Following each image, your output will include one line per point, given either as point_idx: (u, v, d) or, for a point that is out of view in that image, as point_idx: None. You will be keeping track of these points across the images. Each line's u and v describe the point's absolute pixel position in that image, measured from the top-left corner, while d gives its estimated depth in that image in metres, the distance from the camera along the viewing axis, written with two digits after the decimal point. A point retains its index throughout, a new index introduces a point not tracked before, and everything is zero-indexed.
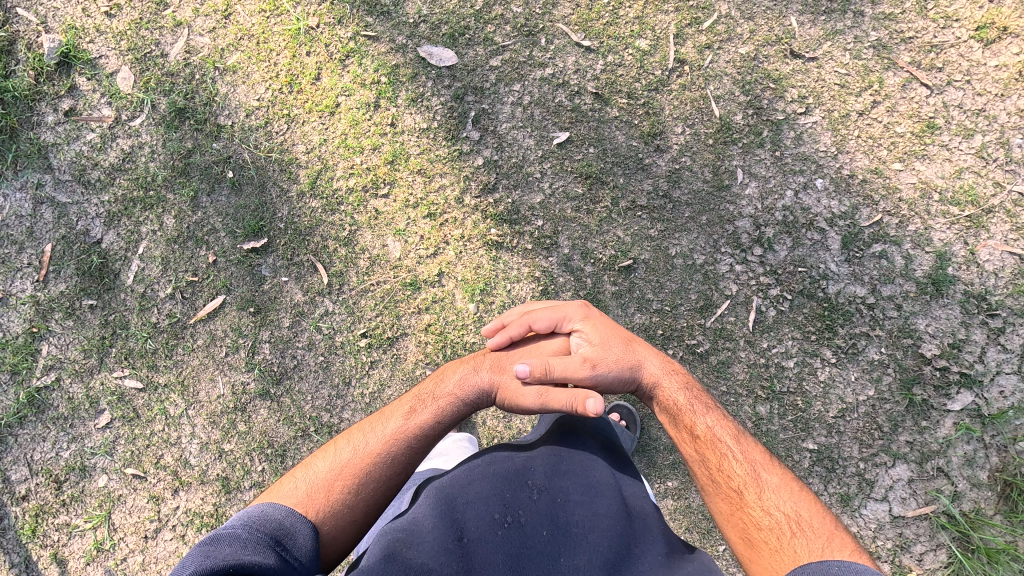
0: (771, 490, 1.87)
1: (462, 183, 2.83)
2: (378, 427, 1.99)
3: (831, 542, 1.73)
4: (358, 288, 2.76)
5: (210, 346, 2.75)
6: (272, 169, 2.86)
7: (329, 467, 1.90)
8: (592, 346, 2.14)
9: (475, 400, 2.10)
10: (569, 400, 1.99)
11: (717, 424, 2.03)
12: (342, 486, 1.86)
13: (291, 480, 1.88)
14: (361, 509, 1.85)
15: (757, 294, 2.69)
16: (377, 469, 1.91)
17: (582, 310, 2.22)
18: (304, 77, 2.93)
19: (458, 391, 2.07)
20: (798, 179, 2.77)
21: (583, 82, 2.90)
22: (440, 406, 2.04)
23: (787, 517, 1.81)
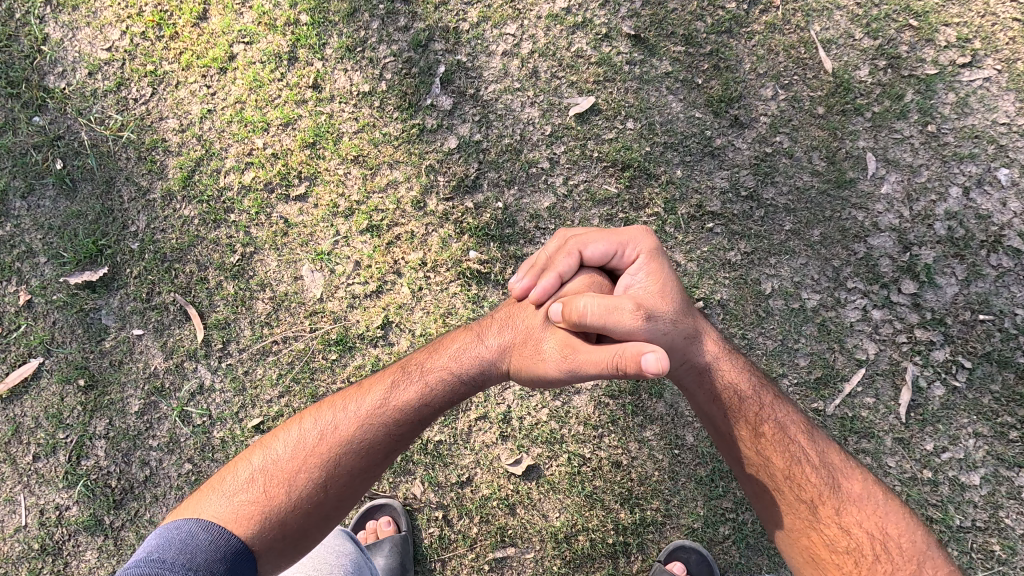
0: (850, 502, 1.16)
1: (424, 178, 1.77)
2: (349, 401, 1.21)
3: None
4: (253, 350, 1.70)
5: (11, 444, 1.68)
6: (124, 156, 1.81)
7: (288, 452, 1.15)
8: (656, 291, 1.19)
9: (481, 370, 1.26)
10: (607, 360, 1.07)
11: (784, 412, 1.25)
12: (305, 475, 1.12)
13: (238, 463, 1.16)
14: (333, 508, 1.14)
15: (912, 358, 1.61)
16: (347, 460, 1.14)
17: (648, 236, 1.22)
18: (180, 15, 1.88)
19: (458, 355, 1.27)
20: (969, 170, 1.71)
21: (616, 19, 1.84)
22: (430, 378, 1.24)
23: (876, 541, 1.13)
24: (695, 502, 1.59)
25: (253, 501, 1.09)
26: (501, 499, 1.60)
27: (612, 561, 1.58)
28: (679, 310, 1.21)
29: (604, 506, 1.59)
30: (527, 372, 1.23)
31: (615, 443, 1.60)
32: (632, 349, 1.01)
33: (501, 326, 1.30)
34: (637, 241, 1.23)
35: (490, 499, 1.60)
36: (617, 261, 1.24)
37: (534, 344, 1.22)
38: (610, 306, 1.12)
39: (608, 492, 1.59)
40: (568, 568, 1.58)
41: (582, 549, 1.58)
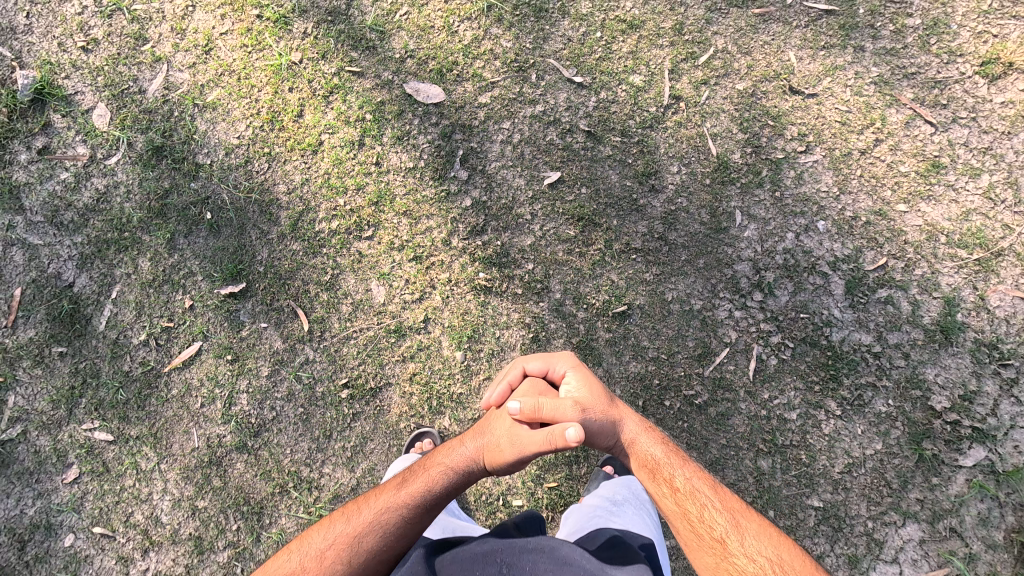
0: (752, 535, 1.68)
1: (450, 225, 2.72)
2: (369, 499, 1.81)
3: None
4: (340, 336, 2.64)
5: (185, 396, 2.62)
6: (252, 210, 2.75)
7: (323, 538, 1.72)
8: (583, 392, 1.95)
9: (466, 467, 1.84)
10: (544, 439, 1.73)
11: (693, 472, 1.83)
12: (338, 553, 1.68)
13: (285, 556, 1.72)
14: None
15: (758, 341, 2.57)
16: (368, 540, 1.69)
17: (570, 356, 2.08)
18: (286, 114, 2.83)
19: (446, 461, 1.85)
20: (800, 221, 2.66)
21: (575, 119, 2.80)
22: (429, 476, 1.81)
23: (772, 562, 1.63)
24: None
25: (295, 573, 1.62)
26: None
27: (569, 467, 2.53)
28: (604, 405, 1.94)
29: None
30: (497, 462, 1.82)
31: None
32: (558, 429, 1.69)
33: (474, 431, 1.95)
34: (562, 362, 2.07)
35: None
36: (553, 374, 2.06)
37: (495, 441, 1.83)
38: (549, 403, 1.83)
39: None
40: (541, 471, 2.52)
41: (550, 459, 2.53)
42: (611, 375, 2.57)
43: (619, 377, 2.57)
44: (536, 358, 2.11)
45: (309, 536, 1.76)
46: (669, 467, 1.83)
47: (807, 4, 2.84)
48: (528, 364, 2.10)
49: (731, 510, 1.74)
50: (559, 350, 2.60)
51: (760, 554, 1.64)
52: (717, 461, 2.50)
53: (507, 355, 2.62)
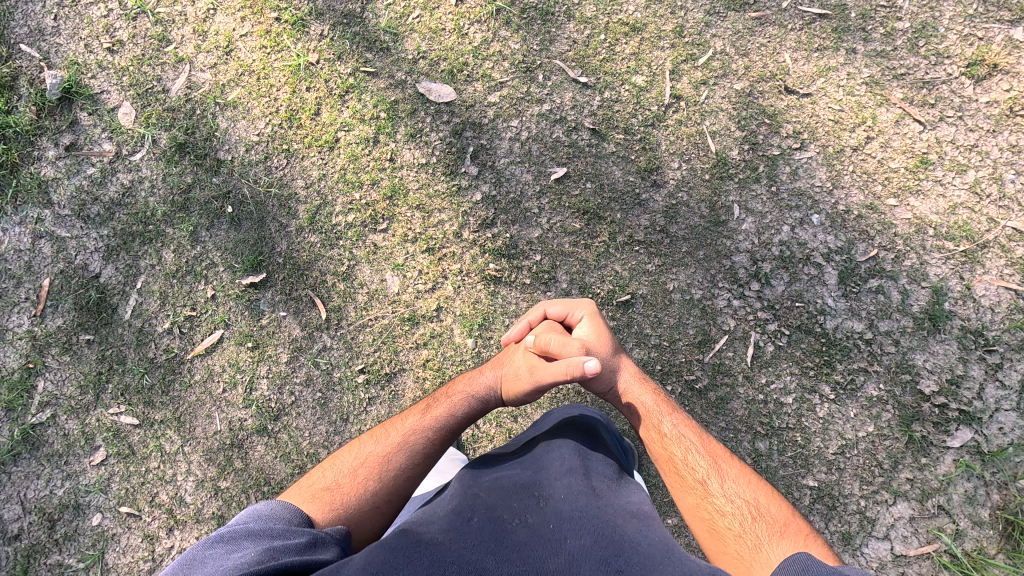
0: (731, 479, 1.88)
1: (461, 218, 2.84)
2: (395, 423, 1.96)
3: (791, 531, 1.73)
4: (356, 324, 2.76)
5: (207, 381, 2.74)
6: (271, 204, 2.87)
7: (354, 458, 1.84)
8: (596, 338, 2.16)
9: (486, 392, 2.09)
10: (561, 371, 1.94)
11: (680, 421, 2.04)
12: (372, 470, 1.80)
13: (318, 474, 1.81)
14: (389, 496, 1.78)
15: (755, 329, 2.70)
16: (398, 458, 1.83)
17: (587, 304, 2.25)
18: (303, 112, 2.96)
19: (469, 387, 2.09)
20: (795, 215, 2.79)
21: (580, 117, 2.93)
22: (451, 400, 2.02)
23: (748, 502, 1.82)
24: None
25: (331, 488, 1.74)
26: (509, 412, 2.66)
27: None
28: (610, 351, 2.15)
29: None
30: (515, 390, 2.07)
31: None
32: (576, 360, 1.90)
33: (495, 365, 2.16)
34: (580, 309, 2.26)
35: (502, 412, 2.66)
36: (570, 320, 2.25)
37: (515, 371, 2.09)
38: (563, 342, 2.06)
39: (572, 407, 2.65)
40: None
41: None
42: None
43: None
44: (556, 304, 2.30)
45: (339, 456, 1.87)
46: (659, 416, 2.05)
47: (801, 8, 2.98)
48: (549, 309, 2.30)
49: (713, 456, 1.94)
50: None
51: (738, 495, 1.84)
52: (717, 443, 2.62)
53: None
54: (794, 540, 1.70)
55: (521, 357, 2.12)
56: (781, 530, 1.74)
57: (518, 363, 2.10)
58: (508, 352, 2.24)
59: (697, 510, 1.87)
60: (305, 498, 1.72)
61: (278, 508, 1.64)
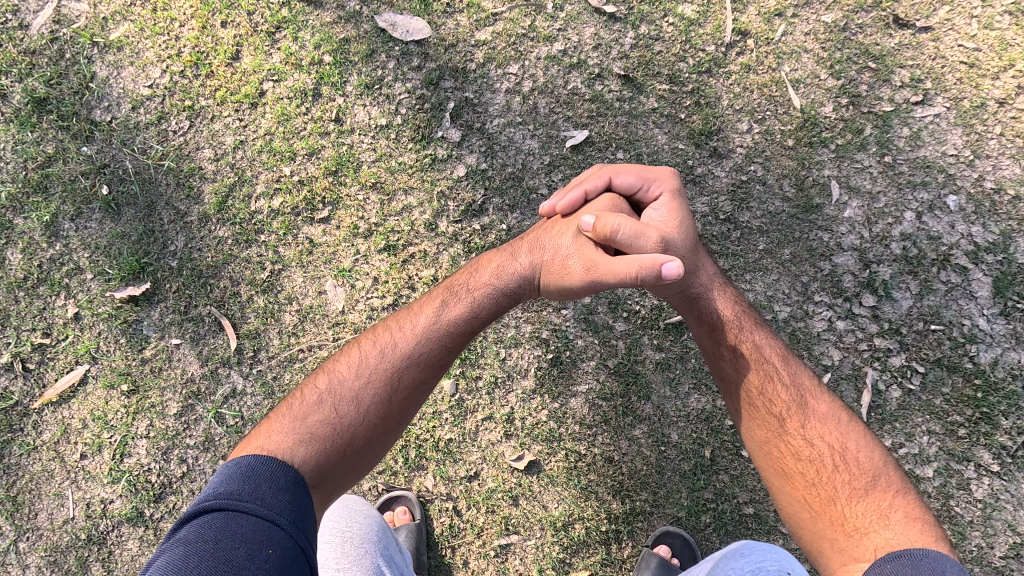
0: (817, 420, 1.33)
1: (436, 203, 1.97)
2: (404, 323, 1.38)
3: (880, 490, 1.24)
4: (281, 357, 1.89)
5: (60, 442, 1.86)
6: (164, 183, 2.01)
7: (353, 374, 1.29)
8: (673, 224, 1.43)
9: (519, 284, 1.45)
10: (625, 270, 1.24)
11: (765, 340, 1.44)
12: (373, 390, 1.27)
13: (305, 394, 1.28)
14: (397, 419, 1.29)
15: (871, 364, 1.81)
16: (409, 372, 1.30)
17: (672, 175, 1.47)
18: (216, 56, 2.10)
19: (497, 275, 1.46)
20: (921, 196, 1.92)
21: (607, 61, 2.07)
22: (476, 296, 1.43)
23: (834, 450, 1.30)
24: (680, 494, 1.77)
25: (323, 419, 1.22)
26: (506, 491, 1.78)
27: (606, 548, 1.75)
28: (689, 244, 1.45)
29: (598, 497, 1.76)
30: (557, 286, 1.41)
31: (607, 440, 1.78)
32: (651, 257, 1.19)
33: (530, 246, 1.48)
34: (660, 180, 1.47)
35: (496, 492, 1.78)
36: (643, 194, 1.49)
37: (561, 260, 1.39)
38: (638, 227, 1.30)
39: (601, 485, 1.76)
40: (565, 554, 1.75)
41: (579, 536, 1.75)
42: (663, 414, 1.78)
43: (675, 417, 1.78)
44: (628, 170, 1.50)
45: (331, 367, 1.33)
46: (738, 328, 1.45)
47: None
48: (616, 175, 1.50)
49: (801, 388, 1.37)
50: (590, 378, 1.79)
51: (823, 442, 1.30)
52: None
53: (515, 386, 1.80)
54: (882, 505, 1.22)
55: (569, 241, 1.41)
56: (868, 490, 1.24)
57: (564, 246, 1.42)
58: (548, 226, 1.53)
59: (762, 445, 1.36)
60: (287, 426, 1.20)
61: (259, 455, 1.11)
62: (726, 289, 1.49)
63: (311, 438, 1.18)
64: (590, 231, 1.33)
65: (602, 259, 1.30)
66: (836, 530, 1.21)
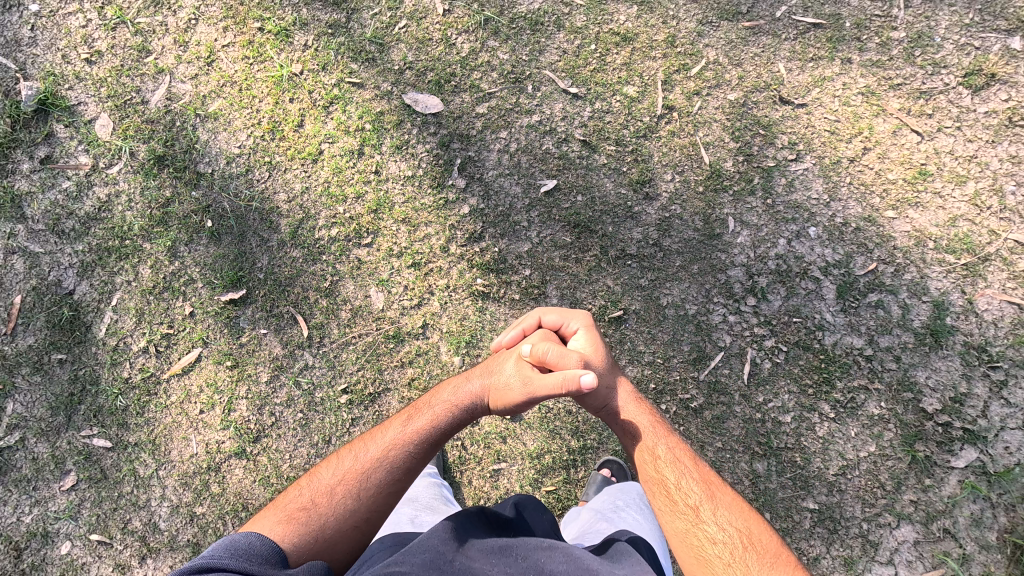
0: (724, 507, 1.74)
1: (448, 231, 2.76)
2: (376, 436, 1.84)
3: (777, 557, 1.63)
4: (339, 341, 2.67)
5: (184, 402, 2.63)
6: (252, 218, 2.79)
7: (331, 475, 1.74)
8: (594, 351, 1.98)
9: (470, 403, 1.91)
10: (556, 386, 1.76)
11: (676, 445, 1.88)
12: (344, 489, 1.71)
13: (294, 490, 1.73)
14: (366, 516, 1.70)
15: (752, 345, 2.61)
16: (376, 475, 1.74)
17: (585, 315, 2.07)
18: (287, 124, 2.88)
19: (453, 397, 1.91)
20: (791, 227, 2.72)
21: (571, 128, 2.86)
22: (436, 412, 1.87)
23: (739, 532, 1.69)
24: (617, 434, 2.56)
25: (303, 509, 1.66)
26: (498, 433, 2.57)
27: (567, 471, 2.55)
28: (605, 365, 1.98)
29: (562, 437, 2.55)
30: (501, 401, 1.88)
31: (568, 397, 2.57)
32: (571, 373, 1.73)
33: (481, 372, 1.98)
34: (576, 319, 2.07)
35: (491, 433, 2.57)
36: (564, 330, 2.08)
37: (503, 382, 1.90)
38: (560, 353, 1.88)
39: (563, 428, 2.56)
40: (539, 475, 2.54)
41: (548, 463, 2.55)
42: None
43: None
44: (552, 311, 2.12)
45: (318, 471, 1.79)
46: (654, 438, 1.88)
47: (795, 18, 2.93)
48: (544, 315, 2.11)
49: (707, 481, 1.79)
50: None
51: (730, 523, 1.70)
52: (714, 463, 2.52)
53: None
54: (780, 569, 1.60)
55: (511, 366, 1.94)
56: (772, 560, 1.62)
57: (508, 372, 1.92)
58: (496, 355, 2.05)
59: (686, 538, 1.72)
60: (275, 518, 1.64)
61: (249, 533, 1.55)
62: (643, 406, 1.95)
63: (293, 524, 1.61)
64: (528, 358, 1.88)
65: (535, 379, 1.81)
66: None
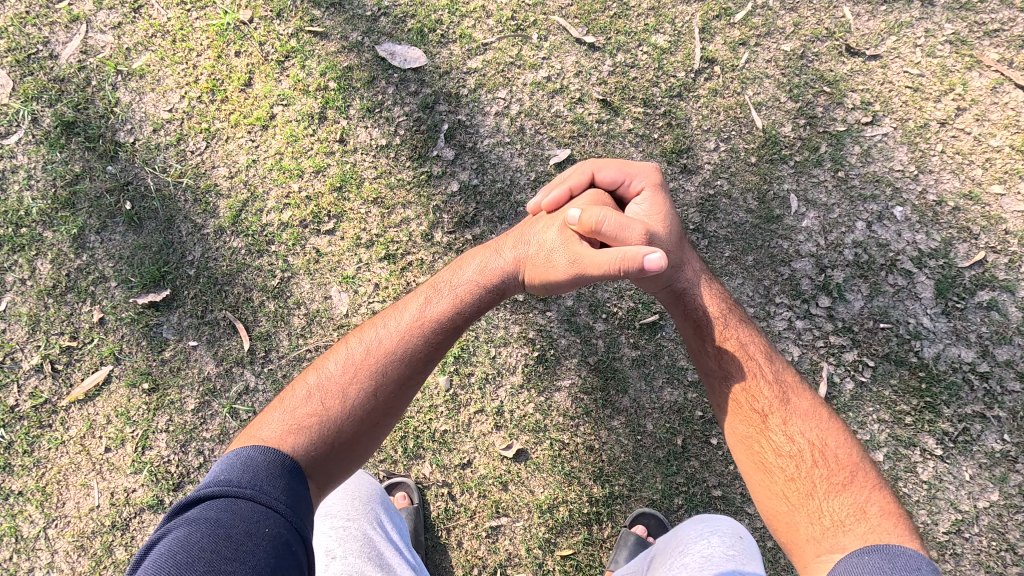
0: (799, 417, 1.44)
1: (431, 215, 2.17)
2: (390, 320, 1.45)
3: (857, 482, 1.36)
4: (290, 357, 2.06)
5: (86, 436, 2.02)
6: (183, 199, 2.19)
7: (340, 371, 1.37)
8: (657, 217, 1.56)
9: (504, 281, 1.53)
10: (613, 264, 1.35)
11: (748, 335, 1.55)
12: (357, 386, 1.34)
13: (296, 390, 1.35)
14: (386, 412, 1.36)
15: (827, 359, 2.00)
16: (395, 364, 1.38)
17: (653, 172, 1.59)
18: (230, 83, 2.29)
19: (482, 275, 1.53)
20: (871, 207, 2.13)
21: (587, 86, 2.27)
22: (459, 292, 1.49)
23: (812, 445, 1.41)
24: (655, 478, 1.94)
25: (312, 412, 1.30)
26: (496, 477, 1.95)
27: (588, 529, 1.92)
28: (674, 240, 1.57)
29: (581, 482, 1.93)
30: (540, 279, 1.51)
31: (589, 430, 1.95)
32: (633, 250, 1.31)
33: (516, 241, 1.58)
34: (642, 176, 1.59)
35: (487, 478, 1.95)
36: (623, 192, 1.62)
37: (547, 256, 1.50)
38: (621, 222, 1.41)
39: (583, 471, 1.93)
40: (551, 534, 1.92)
41: (563, 518, 1.92)
42: (639, 406, 1.96)
43: (648, 408, 1.96)
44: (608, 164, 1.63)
45: (322, 365, 1.40)
46: (718, 328, 1.55)
47: None
48: (595, 171, 1.62)
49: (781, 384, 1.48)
50: (573, 373, 1.97)
51: (802, 435, 1.42)
52: None
53: (505, 381, 1.98)
54: (858, 498, 1.33)
55: (556, 236, 1.52)
56: (845, 482, 1.36)
57: (550, 240, 1.52)
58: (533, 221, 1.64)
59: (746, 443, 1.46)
60: (284, 421, 1.28)
61: (256, 447, 1.19)
62: (713, 291, 1.59)
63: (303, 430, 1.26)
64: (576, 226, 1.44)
65: (591, 256, 1.41)
66: (813, 522, 1.33)
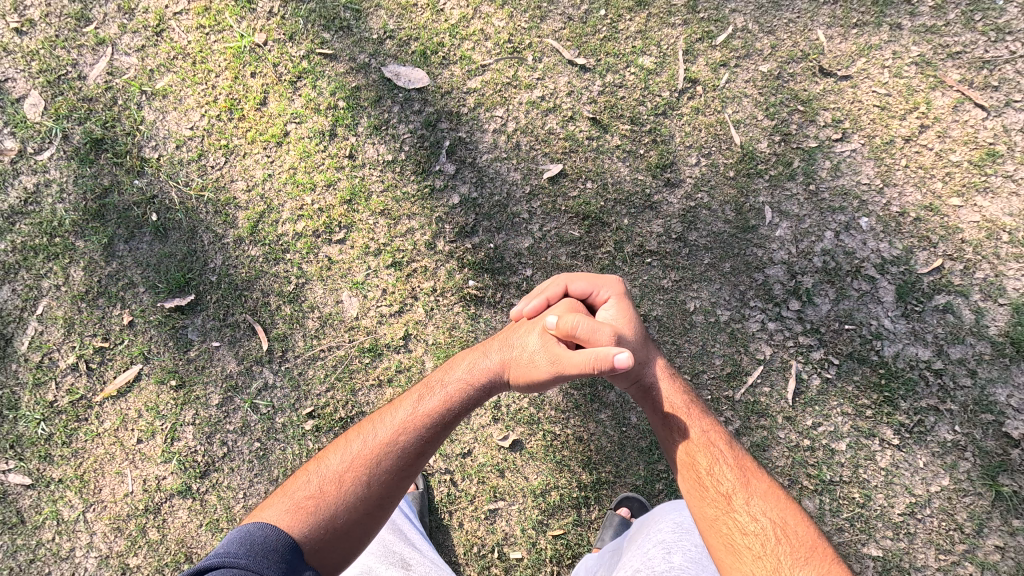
0: (759, 496, 1.48)
1: (434, 225, 2.35)
2: (386, 416, 1.57)
3: (818, 556, 1.37)
4: (305, 356, 2.25)
5: (119, 429, 2.21)
6: (204, 211, 2.37)
7: (339, 461, 1.48)
8: (625, 322, 1.68)
9: (488, 379, 1.62)
10: (585, 364, 1.46)
11: (709, 423, 1.63)
12: (354, 477, 1.45)
13: (302, 476, 1.48)
14: (379, 504, 1.45)
15: (796, 358, 2.19)
16: (388, 457, 1.48)
17: (618, 283, 1.75)
18: (247, 102, 2.46)
19: (469, 373, 1.63)
20: (839, 218, 2.31)
21: (578, 105, 2.45)
22: (449, 391, 1.60)
23: (774, 524, 1.43)
24: (638, 466, 2.13)
25: (311, 497, 1.42)
26: (494, 465, 2.14)
27: (577, 512, 2.11)
28: (640, 340, 1.68)
29: (571, 470, 2.13)
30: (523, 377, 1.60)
31: (578, 422, 2.14)
32: (605, 351, 1.43)
33: (500, 345, 1.69)
34: (609, 286, 1.75)
35: (486, 466, 2.14)
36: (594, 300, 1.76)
37: (528, 356, 1.61)
38: (593, 326, 1.54)
39: (573, 459, 2.13)
40: (544, 517, 2.11)
41: (555, 502, 2.12)
42: (624, 401, 2.14)
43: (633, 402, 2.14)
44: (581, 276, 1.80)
45: (326, 455, 1.53)
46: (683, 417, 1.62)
47: None
48: (570, 283, 1.78)
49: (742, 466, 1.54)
50: None
51: (764, 514, 1.45)
52: None
53: None
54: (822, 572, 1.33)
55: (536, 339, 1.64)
56: (807, 557, 1.37)
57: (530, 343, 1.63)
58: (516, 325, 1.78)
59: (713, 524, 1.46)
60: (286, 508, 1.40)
61: (260, 524, 1.34)
62: (677, 384, 1.68)
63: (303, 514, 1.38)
64: (553, 330, 1.57)
65: (566, 355, 1.52)
66: None
